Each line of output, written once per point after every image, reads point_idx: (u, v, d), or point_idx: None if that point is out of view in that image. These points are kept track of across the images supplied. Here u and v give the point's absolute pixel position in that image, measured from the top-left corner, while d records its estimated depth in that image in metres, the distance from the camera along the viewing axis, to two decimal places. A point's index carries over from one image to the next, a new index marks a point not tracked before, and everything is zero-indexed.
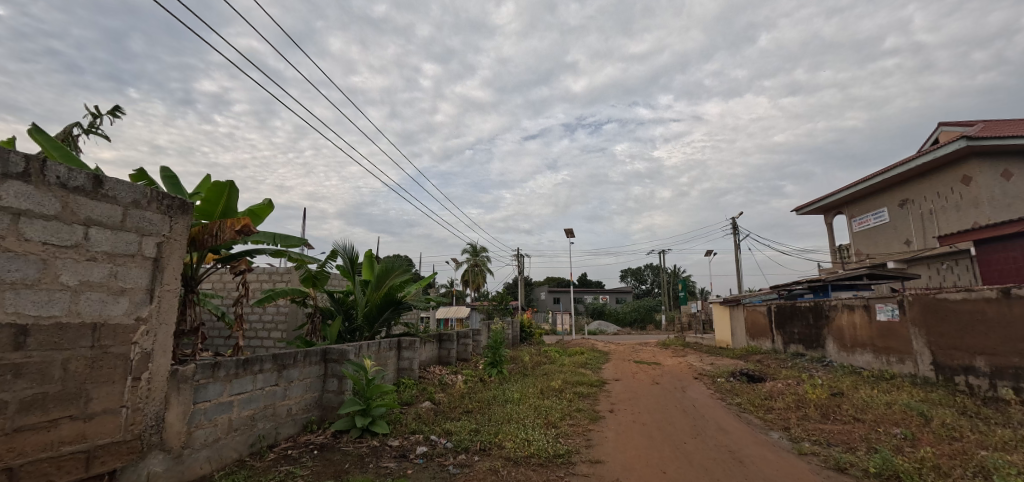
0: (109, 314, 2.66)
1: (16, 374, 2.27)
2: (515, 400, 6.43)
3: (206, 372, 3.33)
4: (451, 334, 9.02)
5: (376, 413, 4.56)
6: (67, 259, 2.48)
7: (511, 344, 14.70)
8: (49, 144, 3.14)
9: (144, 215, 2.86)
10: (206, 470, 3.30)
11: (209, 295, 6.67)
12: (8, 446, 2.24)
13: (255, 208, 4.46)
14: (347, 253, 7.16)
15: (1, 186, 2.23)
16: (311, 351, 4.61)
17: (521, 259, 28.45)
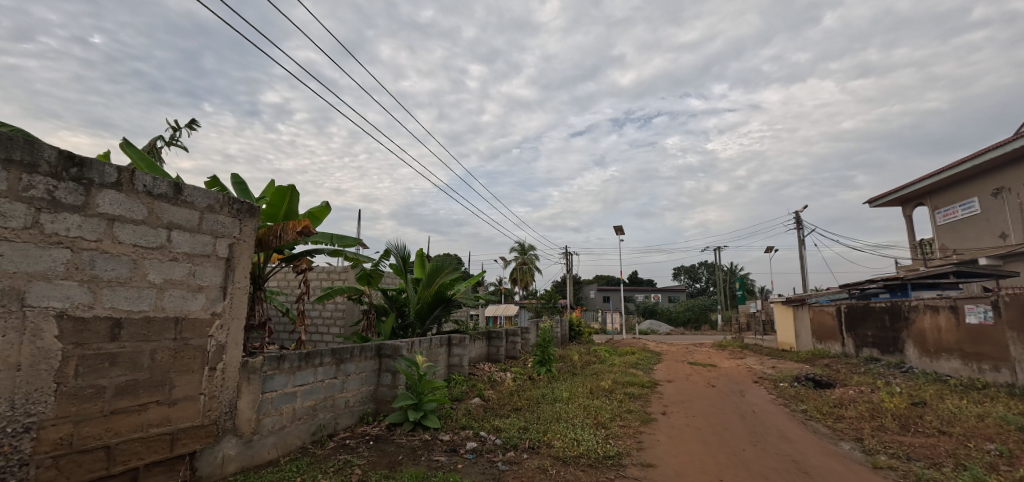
0: (189, 309, 2.91)
1: (112, 362, 2.52)
2: (564, 399, 6.37)
3: (272, 364, 3.57)
4: (500, 332, 9.10)
5: (428, 408, 4.70)
6: (153, 260, 2.73)
7: (560, 343, 14.58)
8: (137, 156, 3.47)
9: (217, 218, 3.10)
10: (272, 455, 3.54)
11: (275, 292, 7.15)
12: (105, 426, 2.49)
13: (315, 210, 4.72)
14: (399, 253, 7.41)
15: (98, 195, 2.48)
16: (366, 346, 4.81)
17: (569, 258, 28.25)
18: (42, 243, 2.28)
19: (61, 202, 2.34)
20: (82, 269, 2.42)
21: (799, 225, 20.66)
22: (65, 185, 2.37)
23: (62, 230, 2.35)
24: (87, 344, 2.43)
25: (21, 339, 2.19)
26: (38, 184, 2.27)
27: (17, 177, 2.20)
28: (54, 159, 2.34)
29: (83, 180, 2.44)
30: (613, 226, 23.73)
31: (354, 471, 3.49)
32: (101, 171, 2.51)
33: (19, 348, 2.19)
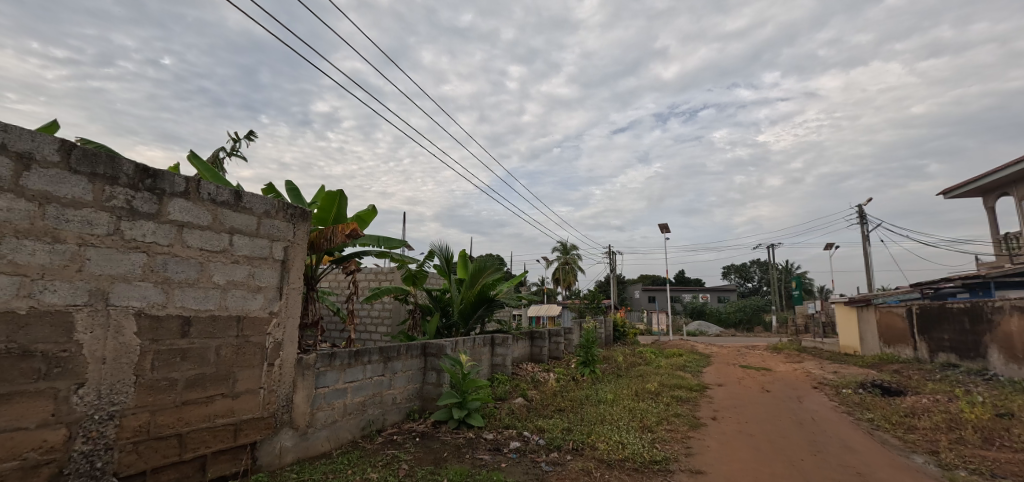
0: (249, 308, 3.11)
1: (183, 357, 2.72)
2: (609, 401, 6.26)
3: (325, 361, 3.74)
4: (542, 332, 9.09)
5: (472, 407, 4.77)
6: (217, 262, 2.93)
7: (604, 344, 14.35)
8: (203, 167, 3.75)
9: (274, 223, 3.30)
10: (325, 448, 3.72)
11: (327, 293, 7.49)
12: (178, 416, 2.69)
13: (362, 214, 4.91)
14: (443, 253, 7.56)
15: (170, 203, 2.68)
16: (412, 345, 4.94)
17: (613, 257, 27.77)
18: (123, 248, 2.46)
19: (137, 211, 2.53)
20: (156, 271, 2.61)
21: (862, 219, 19.21)
22: (141, 195, 2.55)
23: (140, 236, 2.53)
24: (161, 340, 2.62)
25: (106, 335, 2.38)
26: (118, 194, 2.45)
27: (101, 188, 2.37)
28: (131, 172, 2.52)
29: (157, 190, 2.63)
30: (658, 224, 23.06)
31: (401, 466, 3.60)
32: (171, 182, 2.70)
33: (104, 342, 2.37)
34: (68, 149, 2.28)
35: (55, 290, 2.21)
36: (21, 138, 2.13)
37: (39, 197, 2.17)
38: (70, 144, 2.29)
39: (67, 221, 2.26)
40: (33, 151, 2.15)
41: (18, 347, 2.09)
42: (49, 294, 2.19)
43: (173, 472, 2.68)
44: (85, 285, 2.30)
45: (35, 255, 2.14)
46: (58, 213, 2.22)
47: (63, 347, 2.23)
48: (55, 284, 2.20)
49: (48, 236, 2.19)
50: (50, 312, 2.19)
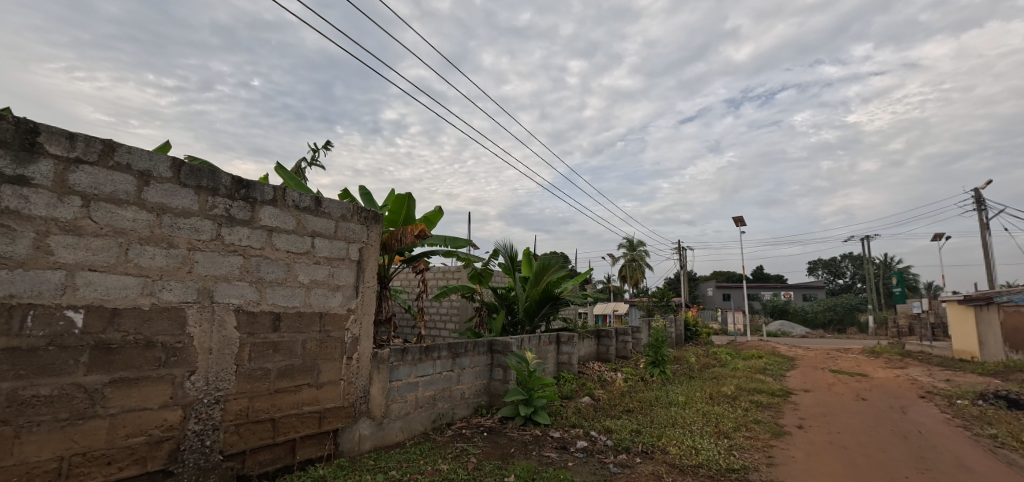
0: (330, 305, 3.37)
1: (275, 349, 3.01)
2: (680, 404, 5.99)
3: (398, 355, 3.95)
4: (609, 331, 8.91)
5: (538, 404, 4.79)
6: (302, 263, 3.20)
7: (675, 344, 13.75)
8: (288, 177, 4.11)
9: (350, 226, 3.54)
10: (399, 438, 3.93)
11: (399, 291, 7.89)
12: (271, 402, 2.98)
13: (429, 215, 5.12)
14: (507, 252, 7.67)
15: (261, 210, 2.96)
16: (479, 342, 5.07)
17: (683, 253, 26.49)
18: (223, 252, 2.76)
19: (235, 218, 2.82)
20: (251, 272, 2.90)
21: (980, 205, 16.67)
22: (237, 203, 2.85)
23: (237, 241, 2.83)
24: (256, 333, 2.92)
25: (212, 328, 2.69)
26: (219, 204, 2.75)
27: (205, 199, 2.68)
28: (229, 183, 2.81)
29: (250, 199, 2.91)
30: (732, 218, 21.63)
31: (470, 459, 3.72)
32: (262, 191, 2.98)
33: (210, 335, 2.68)
34: (178, 166, 2.58)
35: (171, 289, 2.52)
36: (142, 158, 2.44)
37: (157, 208, 2.48)
38: (180, 161, 2.58)
39: (179, 229, 2.57)
40: (152, 168, 2.46)
41: (143, 338, 2.42)
42: (166, 293, 2.50)
43: (269, 453, 2.98)
44: (195, 284, 2.62)
45: (155, 258, 2.46)
46: (172, 221, 2.54)
47: (178, 338, 2.54)
48: (171, 284, 2.52)
49: (165, 242, 2.51)
50: (167, 308, 2.51)
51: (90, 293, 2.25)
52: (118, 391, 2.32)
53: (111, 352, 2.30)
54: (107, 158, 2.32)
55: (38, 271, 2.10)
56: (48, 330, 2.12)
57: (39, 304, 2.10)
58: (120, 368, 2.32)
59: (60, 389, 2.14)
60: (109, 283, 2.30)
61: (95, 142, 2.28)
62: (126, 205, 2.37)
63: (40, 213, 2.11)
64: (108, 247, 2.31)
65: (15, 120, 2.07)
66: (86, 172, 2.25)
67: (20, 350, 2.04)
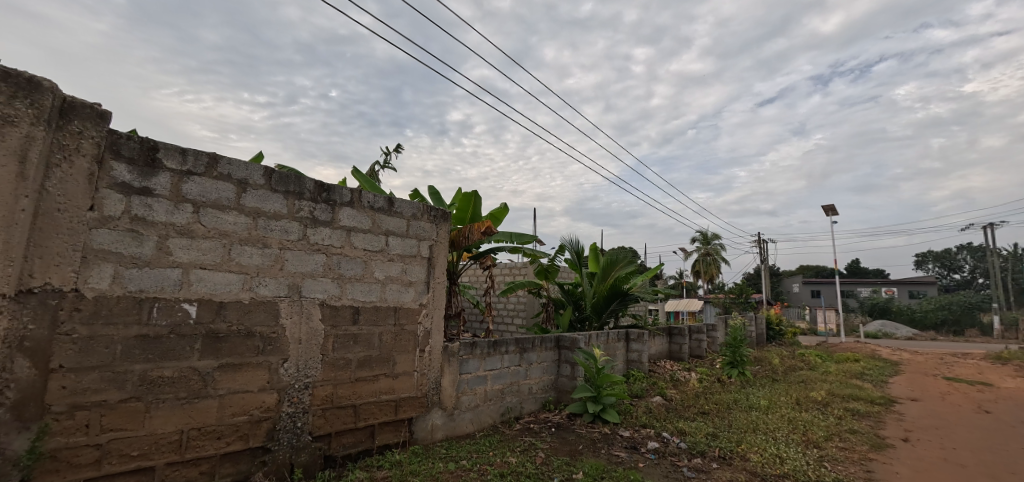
0: (403, 300, 3.56)
1: (355, 340, 3.23)
2: (762, 408, 5.57)
3: (468, 349, 4.07)
4: (682, 329, 8.52)
5: (607, 402, 4.70)
6: (378, 261, 3.41)
7: (755, 344, 12.84)
8: (364, 180, 4.39)
9: (420, 224, 3.70)
10: (469, 429, 4.07)
11: (467, 286, 8.13)
12: (353, 390, 3.21)
13: (495, 212, 5.21)
14: (573, 247, 7.60)
15: (341, 212, 3.19)
16: (546, 337, 5.09)
17: (764, 246, 24.58)
18: (309, 251, 3.02)
19: (318, 219, 3.07)
20: (333, 269, 3.14)
21: None
22: (320, 206, 3.09)
23: (320, 241, 3.08)
24: (339, 326, 3.16)
25: (301, 321, 2.95)
26: (304, 207, 3.00)
27: (292, 203, 2.94)
28: (312, 188, 3.06)
29: (331, 202, 3.15)
30: (822, 207, 19.63)
31: (538, 453, 3.75)
32: (341, 194, 3.21)
33: (300, 326, 2.94)
34: (270, 174, 2.85)
35: (267, 285, 2.81)
36: (240, 168, 2.72)
37: (253, 212, 2.77)
38: (271, 169, 2.85)
39: (272, 230, 2.84)
40: (248, 177, 2.75)
41: (244, 328, 2.71)
42: (262, 288, 2.79)
43: (351, 436, 3.22)
44: (286, 280, 2.89)
45: (253, 257, 2.76)
46: (266, 224, 2.81)
47: (272, 329, 2.82)
48: (267, 280, 2.80)
49: (260, 242, 2.79)
50: (263, 302, 2.79)
51: (202, 288, 2.56)
52: (225, 374, 2.62)
53: (218, 340, 2.60)
54: (211, 169, 2.62)
55: (160, 269, 2.43)
56: (169, 320, 2.45)
57: (162, 297, 2.43)
58: (226, 355, 2.63)
59: (180, 372, 2.47)
60: (216, 279, 2.61)
61: (201, 155, 2.58)
62: (228, 211, 2.66)
63: (161, 219, 2.44)
64: (214, 248, 2.61)
65: (140, 140, 2.39)
66: (195, 183, 2.55)
67: (148, 337, 2.38)
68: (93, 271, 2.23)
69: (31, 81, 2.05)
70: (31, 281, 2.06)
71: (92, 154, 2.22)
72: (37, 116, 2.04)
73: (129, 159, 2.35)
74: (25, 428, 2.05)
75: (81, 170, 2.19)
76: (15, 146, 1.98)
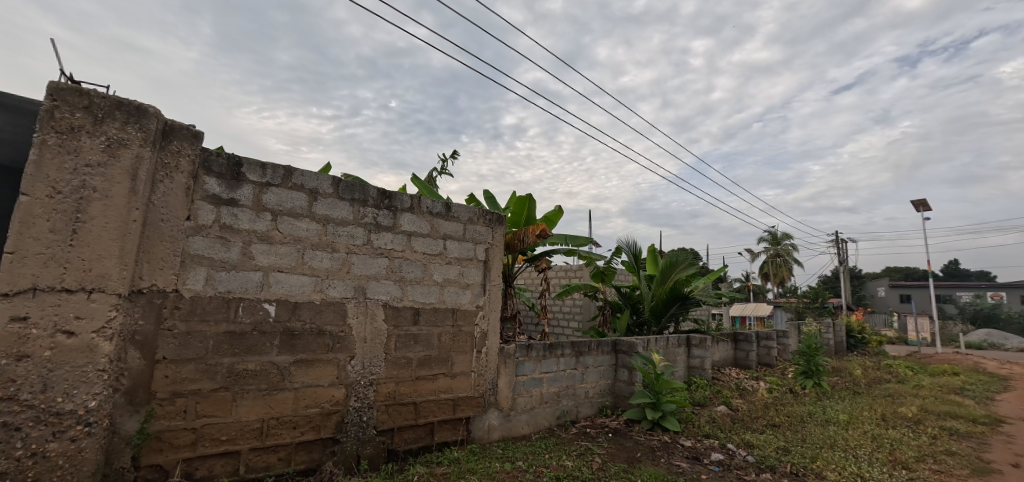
0: (461, 302, 3.66)
1: (415, 340, 3.37)
2: (841, 423, 5.12)
3: (524, 351, 4.10)
4: (749, 335, 8.03)
5: (667, 409, 4.55)
6: (436, 264, 3.53)
7: (834, 353, 11.81)
8: (422, 186, 4.57)
9: (476, 228, 3.79)
10: (526, 430, 4.09)
11: (523, 288, 8.16)
12: (413, 388, 3.35)
13: (550, 215, 5.22)
14: (630, 249, 7.42)
15: (402, 217, 3.34)
16: (602, 341, 5.00)
17: (842, 246, 22.59)
18: (373, 254, 3.19)
19: (381, 225, 3.23)
20: (394, 271, 3.29)
21: None
22: (382, 212, 3.25)
23: (383, 245, 3.24)
24: (401, 326, 3.30)
25: (366, 320, 3.12)
26: (368, 213, 3.17)
27: (358, 210, 3.12)
28: (376, 195, 3.22)
29: (393, 208, 3.30)
30: (912, 202, 17.69)
31: (595, 459, 3.70)
32: (402, 200, 3.35)
33: (365, 325, 3.12)
34: (338, 183, 3.04)
35: (335, 286, 3.00)
36: (311, 178, 2.94)
37: (323, 219, 2.97)
38: (338, 179, 3.04)
39: (340, 235, 3.04)
40: (318, 186, 2.95)
41: (316, 327, 2.91)
42: (331, 289, 2.99)
43: (413, 432, 3.35)
44: (352, 282, 3.08)
45: (323, 261, 2.96)
46: (334, 230, 3.01)
47: (341, 328, 3.01)
48: (335, 282, 3.00)
49: (329, 247, 2.99)
50: (333, 302, 2.99)
51: (279, 289, 2.79)
52: (300, 369, 2.84)
53: (293, 338, 2.82)
54: (287, 181, 2.84)
55: (244, 272, 2.68)
56: (253, 317, 2.69)
57: (246, 297, 2.68)
58: (301, 351, 2.85)
59: (261, 365, 2.70)
60: (292, 281, 2.84)
61: (278, 168, 2.82)
62: (302, 218, 2.89)
63: (245, 227, 2.69)
64: (290, 253, 2.84)
65: (227, 156, 2.65)
66: (273, 193, 2.79)
67: (235, 333, 2.63)
68: (189, 274, 2.51)
69: (139, 108, 2.32)
70: (141, 282, 2.35)
71: (189, 170, 2.50)
72: (144, 139, 2.32)
73: (218, 174, 2.61)
74: (136, 410, 2.34)
75: (180, 184, 2.47)
76: (128, 166, 2.26)
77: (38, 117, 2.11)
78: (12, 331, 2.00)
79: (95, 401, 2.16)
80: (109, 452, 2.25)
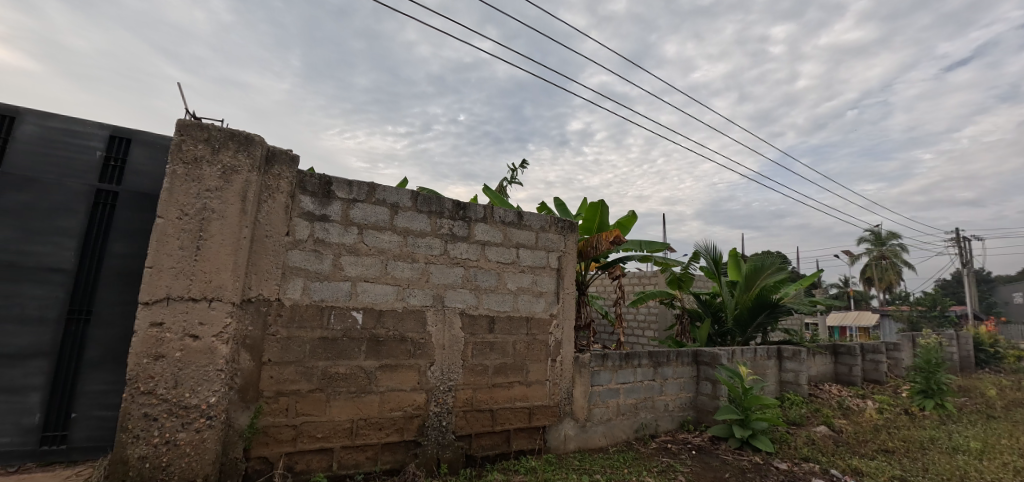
0: (535, 311, 3.66)
1: (491, 347, 3.42)
2: (974, 452, 4.38)
3: (599, 361, 4.00)
4: (852, 347, 7.19)
5: (757, 427, 4.19)
6: (510, 272, 3.57)
7: (960, 369, 10.22)
8: (494, 196, 4.67)
9: (549, 236, 3.79)
10: (602, 443, 3.98)
11: (595, 296, 8.00)
12: (490, 395, 3.40)
13: (623, 220, 5.08)
14: (710, 254, 7.00)
15: (476, 227, 3.43)
16: (683, 352, 4.75)
17: (965, 245, 19.60)
18: (450, 264, 3.30)
19: (457, 235, 3.34)
20: (470, 280, 3.38)
21: None
22: (457, 223, 3.36)
23: (459, 254, 3.34)
24: (477, 334, 3.37)
25: (444, 327, 3.23)
26: (444, 224, 3.29)
27: (435, 221, 3.25)
28: (451, 207, 3.34)
29: (467, 218, 3.40)
30: None
31: (677, 477, 3.50)
32: (476, 210, 3.44)
33: (443, 332, 3.22)
34: (416, 197, 3.19)
35: (416, 295, 3.15)
36: (392, 193, 3.11)
37: (403, 231, 3.13)
38: (417, 193, 3.20)
39: (419, 246, 3.18)
40: (398, 201, 3.12)
41: (399, 334, 3.07)
42: (412, 298, 3.13)
43: (489, 439, 3.40)
44: (431, 291, 3.20)
45: (404, 271, 3.12)
46: (413, 241, 3.16)
47: (421, 335, 3.14)
48: (415, 292, 3.15)
49: (409, 258, 3.14)
50: (413, 310, 3.13)
51: (366, 299, 2.98)
52: (385, 373, 3.00)
53: (378, 344, 3.00)
54: (371, 196, 3.04)
55: (335, 282, 2.90)
56: (343, 324, 2.89)
57: (337, 306, 2.89)
58: (385, 356, 3.01)
59: (350, 369, 2.89)
60: (376, 290, 3.02)
61: (363, 185, 3.02)
62: (384, 231, 3.07)
63: (335, 240, 2.91)
64: (375, 264, 3.02)
65: (319, 176, 2.89)
66: (359, 209, 2.99)
67: (328, 338, 2.84)
68: (289, 284, 2.76)
69: (247, 137, 2.61)
70: (250, 292, 2.63)
71: (288, 191, 2.77)
72: (252, 165, 2.60)
73: (312, 192, 2.85)
74: (247, 407, 2.60)
75: (281, 203, 2.74)
76: (239, 189, 2.55)
77: (170, 150, 2.45)
78: (151, 334, 2.33)
79: (215, 397, 2.43)
80: (226, 443, 2.53)
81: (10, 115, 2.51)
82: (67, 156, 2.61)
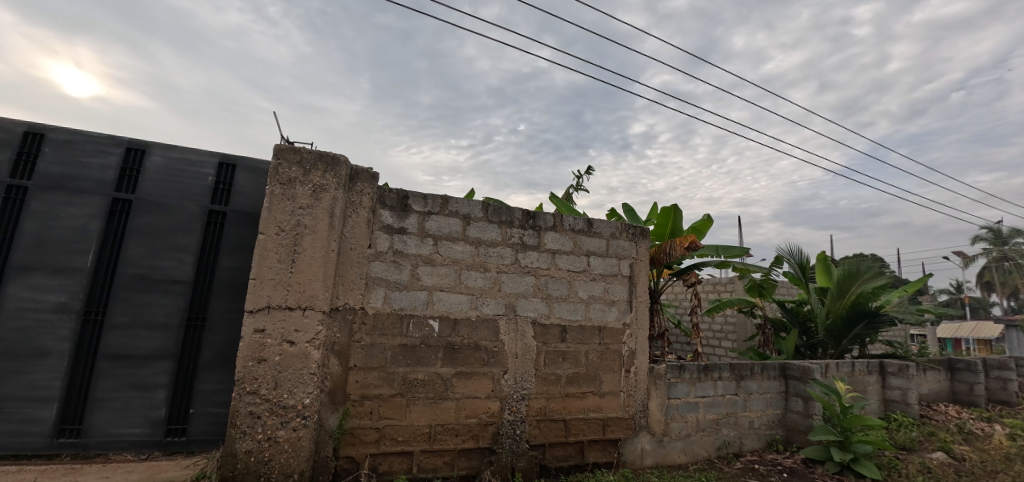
0: (607, 319, 3.59)
1: (563, 356, 3.39)
2: None
3: (676, 372, 3.82)
4: (973, 363, 6.28)
5: (860, 451, 3.78)
6: (580, 280, 3.53)
7: None
8: (561, 204, 4.66)
9: (619, 243, 3.71)
10: (681, 459, 3.79)
11: (666, 304, 7.69)
12: (564, 404, 3.37)
13: (698, 225, 4.84)
14: (795, 258, 6.47)
15: (545, 236, 3.43)
16: (768, 365, 4.41)
17: None
18: (521, 273, 3.33)
19: (527, 244, 3.37)
20: (541, 289, 3.39)
21: None
22: (527, 232, 3.39)
23: (530, 263, 3.37)
24: (548, 343, 3.36)
25: (516, 335, 3.26)
26: (514, 233, 3.34)
27: (505, 231, 3.30)
28: (521, 216, 3.38)
29: (537, 227, 3.42)
30: None
31: None
32: (545, 219, 3.45)
33: (515, 340, 3.25)
34: (487, 207, 3.27)
35: (488, 304, 3.21)
36: (465, 205, 3.21)
37: (476, 241, 3.22)
38: (487, 203, 3.27)
39: (490, 256, 3.25)
40: (470, 212, 3.22)
41: (473, 342, 3.14)
42: (485, 307, 3.20)
43: (563, 450, 3.36)
44: (502, 300, 3.25)
45: (477, 280, 3.20)
46: (485, 251, 3.24)
47: (494, 343, 3.19)
48: (488, 301, 3.21)
49: (481, 267, 3.22)
50: (486, 319, 3.19)
51: (441, 307, 3.09)
52: (460, 380, 3.08)
53: (454, 351, 3.09)
54: (445, 208, 3.16)
55: (413, 291, 3.03)
56: (421, 332, 3.02)
57: (415, 314, 3.02)
58: (460, 364, 3.09)
59: (428, 376, 3.00)
60: (451, 300, 3.12)
61: (437, 198, 3.15)
62: (458, 241, 3.17)
63: (412, 251, 3.06)
64: (449, 273, 3.13)
65: (397, 191, 3.05)
66: (434, 221, 3.12)
67: (407, 346, 2.97)
68: (372, 294, 2.93)
69: (333, 157, 2.83)
70: (338, 301, 2.83)
71: (369, 206, 2.95)
72: (338, 183, 2.81)
73: (391, 206, 3.02)
74: (336, 409, 2.78)
75: (363, 218, 2.93)
76: (327, 206, 2.77)
77: (269, 173, 2.71)
78: (255, 339, 2.57)
79: (309, 398, 2.63)
80: (318, 442, 2.72)
81: (143, 150, 2.92)
82: (186, 182, 2.98)
